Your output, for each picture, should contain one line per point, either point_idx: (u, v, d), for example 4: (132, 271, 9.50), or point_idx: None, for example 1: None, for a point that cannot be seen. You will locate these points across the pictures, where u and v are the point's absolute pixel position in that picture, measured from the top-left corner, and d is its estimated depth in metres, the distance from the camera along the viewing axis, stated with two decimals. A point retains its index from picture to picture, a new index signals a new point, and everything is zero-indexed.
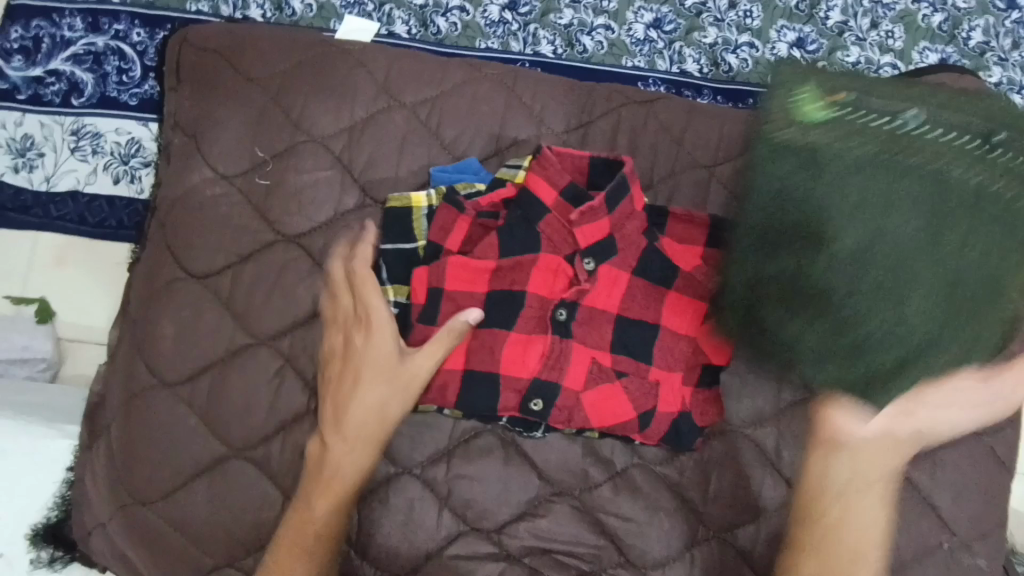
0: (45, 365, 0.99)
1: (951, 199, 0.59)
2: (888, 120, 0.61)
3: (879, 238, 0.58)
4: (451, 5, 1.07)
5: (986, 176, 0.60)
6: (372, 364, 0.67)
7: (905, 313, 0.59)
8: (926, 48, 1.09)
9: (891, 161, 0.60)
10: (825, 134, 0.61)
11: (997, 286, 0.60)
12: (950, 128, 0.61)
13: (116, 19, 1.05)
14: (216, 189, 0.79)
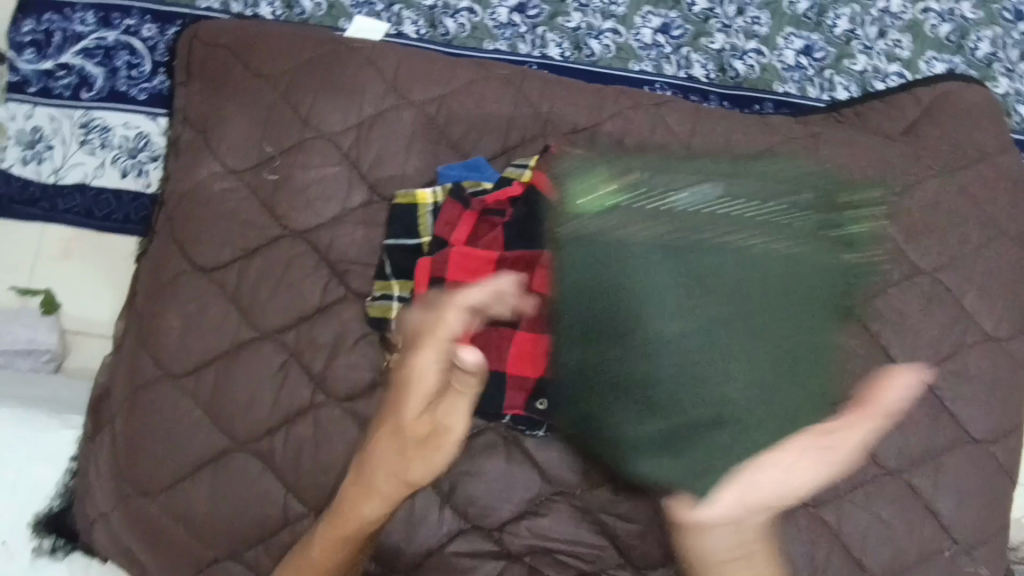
0: (48, 356, 1.00)
1: (773, 279, 0.61)
2: (699, 204, 0.62)
3: (695, 325, 0.59)
4: (460, 6, 1.07)
5: (807, 252, 0.62)
6: (408, 409, 0.60)
7: (732, 394, 0.60)
8: (933, 58, 1.09)
9: (714, 249, 0.60)
10: (648, 224, 0.61)
11: (819, 352, 0.63)
12: (771, 206, 0.63)
13: (127, 14, 1.06)
14: (225, 184, 0.79)
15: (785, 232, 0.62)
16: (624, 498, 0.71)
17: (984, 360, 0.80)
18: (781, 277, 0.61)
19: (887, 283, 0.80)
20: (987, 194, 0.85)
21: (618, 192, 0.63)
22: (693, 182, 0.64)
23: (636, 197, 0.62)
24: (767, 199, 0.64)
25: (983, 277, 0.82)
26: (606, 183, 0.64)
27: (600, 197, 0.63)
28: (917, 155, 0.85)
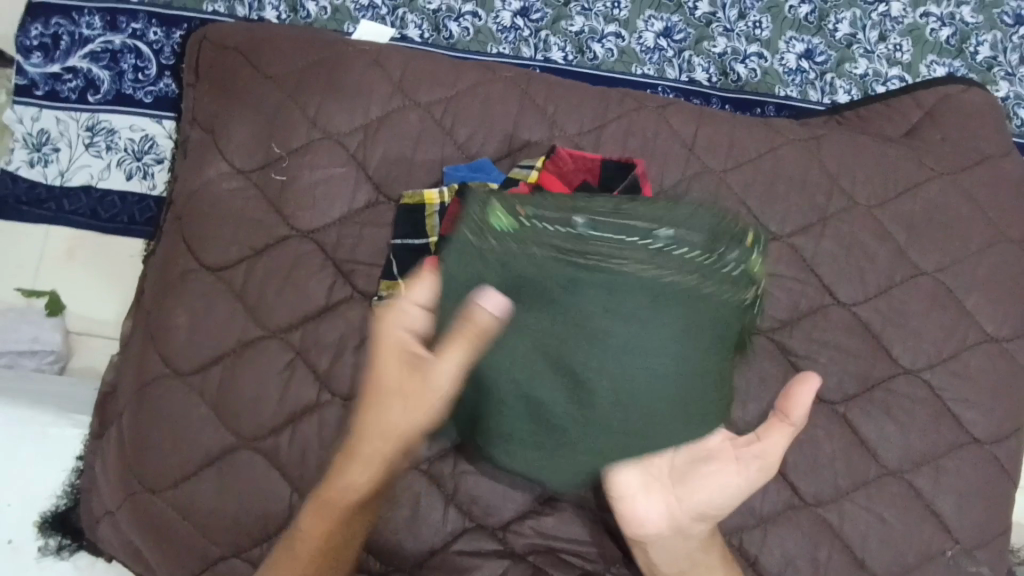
0: (53, 357, 1.01)
1: (667, 309, 0.55)
2: (605, 224, 0.56)
3: (583, 345, 0.55)
4: (464, 10, 1.08)
5: (706, 285, 0.56)
6: (393, 373, 0.61)
7: (620, 416, 0.57)
8: (934, 62, 1.10)
9: (622, 273, 0.54)
10: (543, 243, 0.56)
11: (664, 382, 0.57)
12: (661, 235, 0.56)
13: (134, 18, 1.07)
14: (232, 184, 0.80)
15: (680, 262, 0.56)
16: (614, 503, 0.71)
17: (985, 361, 0.80)
18: (667, 305, 0.55)
19: (889, 284, 0.81)
20: (989, 196, 0.85)
21: (530, 209, 0.58)
22: (612, 206, 0.58)
23: (534, 213, 0.57)
24: (676, 224, 0.57)
25: (984, 278, 0.82)
26: (527, 199, 0.58)
27: (501, 212, 0.58)
28: (919, 157, 0.85)
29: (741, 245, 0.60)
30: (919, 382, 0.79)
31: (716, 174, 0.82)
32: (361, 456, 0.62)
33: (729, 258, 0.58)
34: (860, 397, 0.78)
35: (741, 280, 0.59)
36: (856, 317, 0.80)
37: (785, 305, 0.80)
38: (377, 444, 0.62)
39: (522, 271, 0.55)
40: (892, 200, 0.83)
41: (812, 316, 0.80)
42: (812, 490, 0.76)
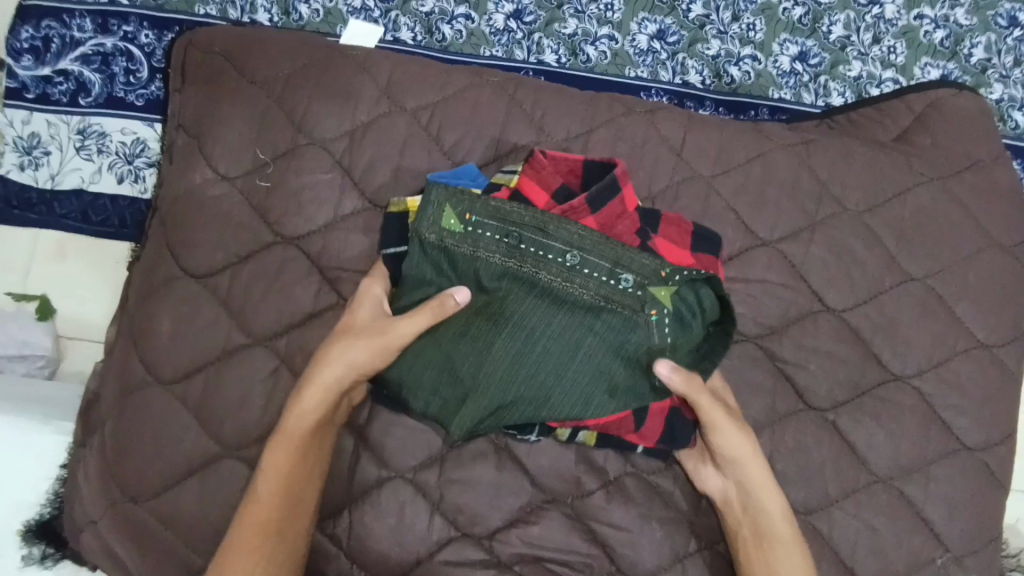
0: (43, 362, 0.99)
1: (573, 314, 0.64)
2: (528, 237, 0.64)
3: (500, 330, 0.64)
4: (456, 13, 1.08)
5: (607, 304, 0.64)
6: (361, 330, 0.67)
7: (531, 391, 0.64)
8: (928, 64, 1.09)
9: (532, 280, 0.64)
10: (471, 247, 0.65)
11: (580, 371, 0.64)
12: (571, 255, 0.64)
13: (125, 21, 1.06)
14: (217, 190, 0.79)
15: (586, 280, 0.64)
16: (604, 507, 0.73)
17: (975, 366, 0.80)
18: (569, 313, 0.64)
19: (878, 290, 0.80)
20: (978, 200, 0.85)
21: (475, 215, 0.65)
22: (539, 222, 0.65)
23: (479, 222, 0.65)
24: (586, 249, 0.64)
25: (974, 283, 0.82)
26: (469, 202, 0.66)
27: (451, 213, 0.66)
28: (909, 162, 0.85)
29: (652, 278, 0.64)
30: (909, 388, 0.78)
31: (705, 179, 0.82)
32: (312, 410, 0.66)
33: (629, 285, 0.64)
34: (849, 404, 0.78)
35: (643, 305, 0.64)
36: (845, 322, 0.79)
37: (775, 310, 0.79)
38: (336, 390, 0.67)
39: (455, 264, 0.66)
40: (882, 205, 0.83)
41: (801, 322, 0.79)
42: (800, 498, 0.75)
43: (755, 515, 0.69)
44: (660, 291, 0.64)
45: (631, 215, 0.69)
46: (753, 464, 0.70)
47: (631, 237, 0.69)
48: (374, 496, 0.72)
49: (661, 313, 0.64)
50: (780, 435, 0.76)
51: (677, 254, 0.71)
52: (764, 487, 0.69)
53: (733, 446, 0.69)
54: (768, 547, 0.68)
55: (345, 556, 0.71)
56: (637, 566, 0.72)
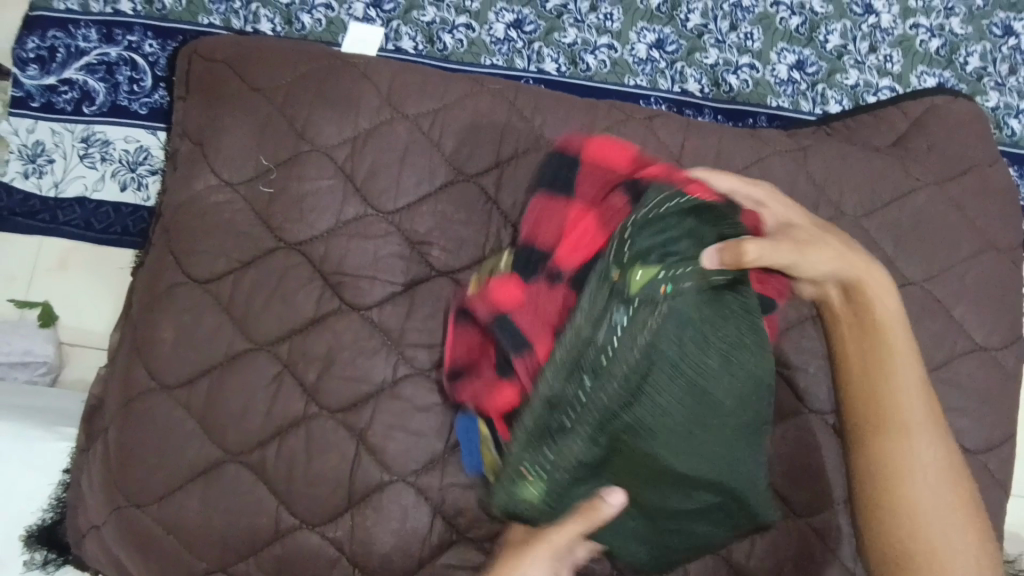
0: (45, 368, 1.00)
1: (653, 379, 0.58)
2: (560, 418, 0.60)
3: (654, 456, 0.60)
4: (457, 22, 1.09)
5: (646, 337, 0.58)
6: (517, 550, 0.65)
7: (715, 453, 0.61)
8: (924, 72, 1.11)
9: (608, 405, 0.59)
10: (552, 466, 0.60)
11: (712, 382, 0.60)
12: (585, 370, 0.58)
13: (129, 31, 1.07)
14: (220, 196, 0.80)
15: (616, 363, 0.58)
16: None
17: (975, 369, 0.80)
18: (650, 374, 0.58)
19: None
20: (975, 204, 0.85)
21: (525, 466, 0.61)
22: (543, 405, 0.60)
23: (531, 466, 0.61)
24: (582, 350, 0.59)
25: (972, 287, 0.82)
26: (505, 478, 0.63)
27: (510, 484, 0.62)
28: (906, 168, 0.86)
29: (615, 293, 0.60)
30: None
31: None
32: None
33: (630, 313, 0.58)
34: None
35: (651, 302, 0.59)
36: None
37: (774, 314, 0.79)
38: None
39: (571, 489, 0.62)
40: (879, 209, 0.83)
41: (801, 325, 0.79)
42: (801, 502, 0.75)
43: (886, 383, 0.62)
44: (638, 283, 0.59)
45: (539, 295, 0.65)
46: (885, 320, 0.63)
47: (563, 298, 0.64)
48: (376, 501, 0.72)
49: (665, 279, 0.59)
50: (779, 439, 0.77)
51: (592, 227, 0.67)
52: (896, 344, 0.62)
53: (820, 264, 0.63)
54: (897, 417, 0.61)
55: (348, 560, 0.72)
56: (638, 568, 0.73)
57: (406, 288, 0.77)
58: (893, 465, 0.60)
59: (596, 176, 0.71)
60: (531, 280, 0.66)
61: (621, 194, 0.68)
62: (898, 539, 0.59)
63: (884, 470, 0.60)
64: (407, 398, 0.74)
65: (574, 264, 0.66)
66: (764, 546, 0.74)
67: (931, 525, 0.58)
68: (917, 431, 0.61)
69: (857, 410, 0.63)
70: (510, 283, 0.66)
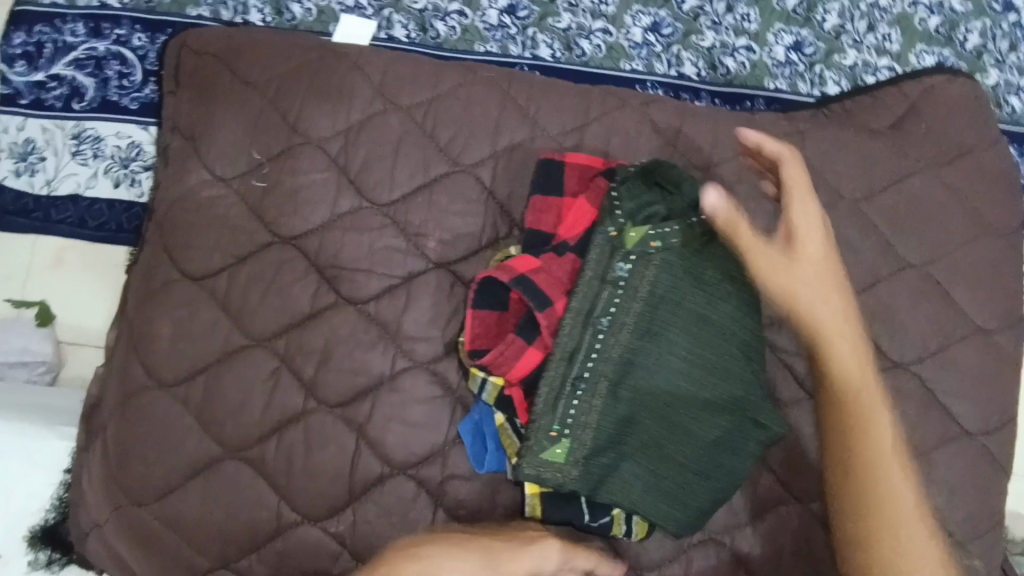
0: (44, 368, 1.00)
1: (653, 321, 0.67)
2: (580, 370, 0.67)
3: (660, 390, 0.67)
4: (450, 9, 1.08)
5: (645, 286, 0.67)
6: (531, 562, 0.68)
7: (718, 386, 0.68)
8: (923, 51, 1.09)
9: (619, 352, 0.67)
10: (576, 414, 0.66)
11: (704, 318, 0.68)
12: (597, 319, 0.67)
13: (117, 24, 1.06)
14: (213, 192, 0.79)
15: (622, 310, 0.67)
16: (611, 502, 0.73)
17: (973, 350, 0.80)
18: (654, 318, 0.67)
19: (875, 278, 0.80)
20: (973, 186, 0.85)
21: (555, 425, 0.66)
22: (563, 357, 0.66)
23: (561, 421, 0.66)
24: (592, 303, 0.67)
25: (971, 268, 0.82)
26: (533, 443, 0.66)
27: (541, 449, 0.66)
28: (904, 149, 0.85)
29: (616, 250, 0.67)
30: (907, 375, 0.79)
31: (703, 171, 0.82)
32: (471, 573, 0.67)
33: (629, 266, 0.67)
34: None
35: (645, 255, 0.67)
36: None
37: None
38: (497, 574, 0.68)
39: (595, 445, 0.67)
40: (878, 192, 0.83)
41: None
42: (803, 487, 0.75)
43: (857, 419, 0.63)
44: (632, 240, 0.67)
45: (551, 264, 0.69)
46: (839, 348, 0.65)
47: (572, 263, 0.69)
48: (377, 494, 0.72)
49: (654, 236, 0.68)
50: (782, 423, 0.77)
51: (589, 205, 0.71)
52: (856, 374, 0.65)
53: (802, 266, 0.66)
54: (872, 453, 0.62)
55: (351, 554, 0.72)
56: (641, 556, 0.74)
57: (403, 281, 0.76)
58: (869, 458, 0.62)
59: (579, 171, 0.74)
60: (542, 253, 0.69)
61: (605, 178, 0.73)
62: (874, 550, 0.60)
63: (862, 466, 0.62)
64: (406, 391, 0.74)
65: (575, 237, 0.70)
66: (765, 531, 0.75)
67: (905, 533, 0.60)
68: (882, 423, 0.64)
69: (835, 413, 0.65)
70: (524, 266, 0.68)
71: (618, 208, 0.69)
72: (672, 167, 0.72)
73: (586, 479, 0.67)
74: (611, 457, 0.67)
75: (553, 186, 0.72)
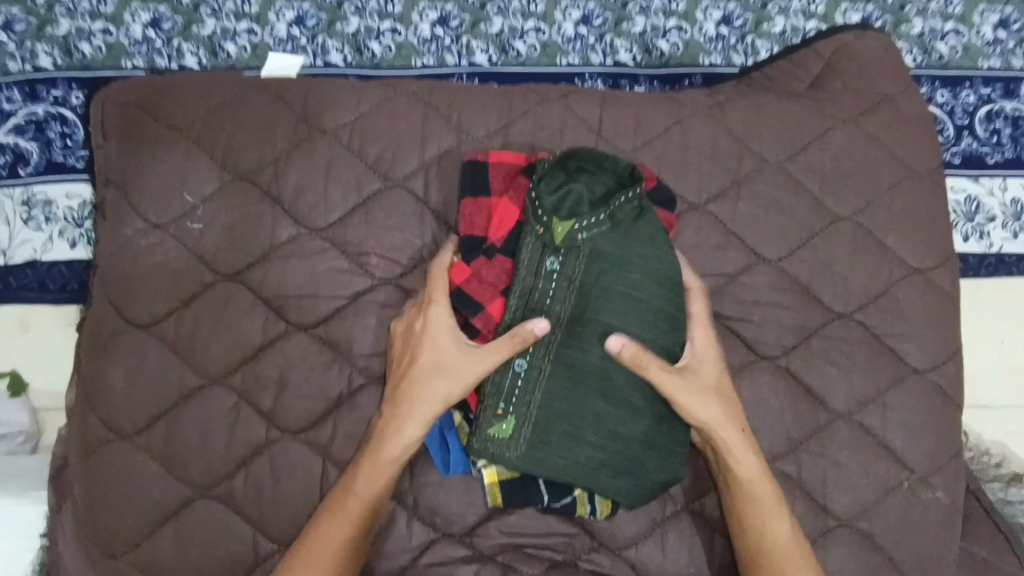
0: (24, 437, 0.99)
1: (589, 307, 0.68)
2: (518, 361, 0.68)
3: (606, 372, 0.67)
4: (382, 28, 1.09)
5: (579, 276, 0.68)
6: (433, 359, 0.69)
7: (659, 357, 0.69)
8: (848, 9, 1.12)
9: (558, 336, 0.67)
10: (518, 394, 0.67)
11: (641, 297, 0.68)
12: (536, 312, 0.68)
13: (53, 85, 1.06)
14: (151, 238, 0.79)
15: (560, 302, 0.68)
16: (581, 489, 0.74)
17: (913, 293, 0.82)
18: (588, 308, 0.68)
19: (810, 234, 0.83)
20: (895, 133, 0.87)
21: (500, 403, 0.67)
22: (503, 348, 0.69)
23: (511, 403, 0.67)
24: (529, 298, 0.69)
25: (901, 214, 0.84)
26: (481, 420, 0.68)
27: (489, 426, 0.67)
28: (825, 107, 0.87)
29: (546, 247, 0.69)
30: (853, 324, 0.81)
31: (630, 155, 0.84)
32: (398, 405, 0.69)
33: (559, 260, 0.68)
34: (798, 347, 0.80)
35: (575, 248, 0.68)
36: (784, 271, 0.82)
37: (712, 269, 0.81)
38: (419, 396, 0.68)
39: (544, 425, 0.66)
40: (801, 151, 0.85)
41: (740, 277, 0.81)
42: (765, 447, 0.78)
43: (745, 500, 0.70)
44: (560, 235, 0.68)
45: (483, 269, 0.71)
46: (735, 452, 0.70)
47: (503, 265, 0.71)
48: None
49: (581, 229, 0.68)
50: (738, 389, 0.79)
51: (513, 204, 0.72)
52: (741, 474, 0.70)
53: (703, 364, 0.70)
54: (758, 545, 0.70)
55: None
56: (617, 537, 0.75)
57: (350, 301, 0.78)
58: (762, 517, 0.70)
59: (504, 169, 0.75)
60: (475, 258, 0.71)
61: (526, 175, 0.74)
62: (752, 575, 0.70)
63: (750, 516, 0.70)
64: (366, 408, 0.75)
65: (503, 238, 0.72)
66: None
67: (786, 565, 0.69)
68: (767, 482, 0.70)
69: (736, 474, 0.70)
70: (459, 273, 0.71)
71: (541, 206, 0.69)
72: (592, 149, 0.72)
73: (534, 459, 0.66)
74: (559, 437, 0.66)
75: (480, 188, 0.74)
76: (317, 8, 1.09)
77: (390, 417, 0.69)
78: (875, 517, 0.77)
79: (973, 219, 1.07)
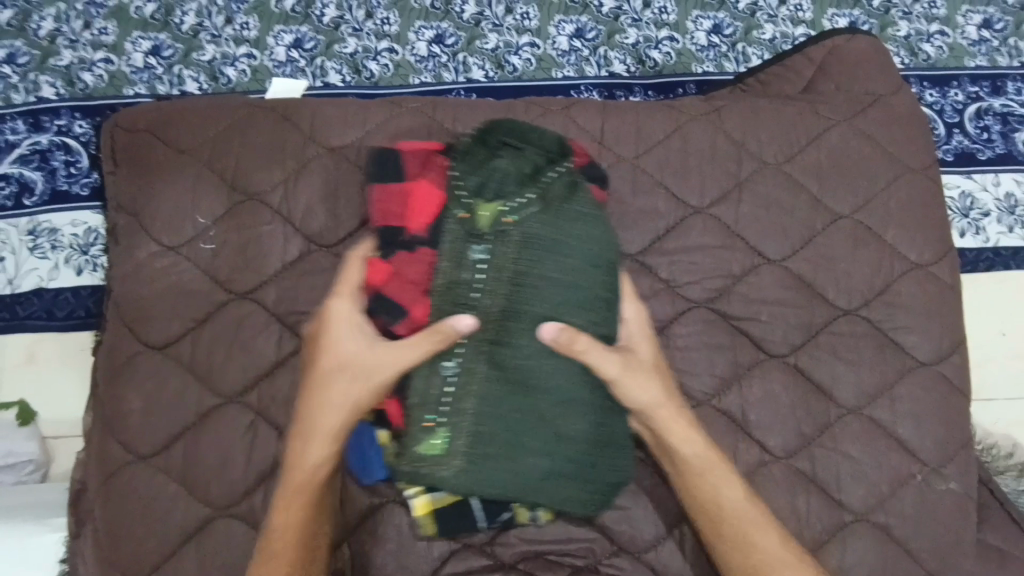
0: (32, 466, 0.98)
1: (522, 298, 0.61)
2: (447, 366, 0.61)
3: (545, 368, 0.61)
4: (380, 48, 1.12)
5: (508, 264, 0.61)
6: (348, 357, 0.64)
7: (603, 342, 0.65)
8: (835, 15, 1.16)
9: (489, 334, 0.61)
10: (448, 403, 0.61)
11: (579, 281, 0.63)
12: (462, 307, 0.62)
13: (57, 115, 1.08)
14: (164, 261, 0.81)
15: (490, 296, 0.61)
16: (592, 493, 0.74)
17: (914, 287, 0.84)
18: (520, 299, 0.61)
19: (812, 233, 0.84)
20: (888, 132, 0.89)
21: (428, 414, 0.61)
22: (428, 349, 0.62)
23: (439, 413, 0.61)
24: (453, 292, 0.62)
25: (899, 210, 0.86)
26: (408, 438, 0.61)
27: (416, 442, 0.61)
28: (819, 109, 0.89)
29: (471, 234, 0.62)
30: (858, 319, 0.82)
31: (630, 161, 0.85)
32: (317, 407, 0.66)
33: (485, 247, 0.62)
34: (805, 345, 0.81)
35: (503, 233, 0.62)
36: (787, 270, 0.83)
37: (717, 271, 0.82)
38: (338, 396, 0.65)
39: (479, 435, 0.60)
40: (798, 152, 0.87)
41: (745, 278, 0.82)
42: (779, 443, 0.78)
43: (702, 488, 0.69)
44: (483, 220, 0.62)
45: (402, 266, 0.64)
46: (681, 442, 0.69)
47: (424, 259, 0.64)
48: (370, 524, 0.74)
49: (508, 211, 0.62)
50: (749, 388, 0.80)
51: (432, 187, 0.65)
52: (693, 462, 0.69)
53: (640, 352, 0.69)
54: (727, 534, 0.69)
55: None
56: (637, 539, 0.76)
57: None
58: (723, 504, 0.69)
59: (420, 155, 0.70)
60: (394, 255, 0.65)
61: (443, 157, 0.68)
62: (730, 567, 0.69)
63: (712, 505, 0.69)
64: None
65: (424, 226, 0.65)
66: None
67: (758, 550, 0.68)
68: (721, 466, 0.70)
69: (693, 463, 0.69)
70: (377, 273, 0.66)
71: (463, 189, 0.64)
72: (516, 127, 0.67)
73: (473, 473, 0.60)
74: (498, 445, 0.61)
75: (400, 177, 0.68)
76: (315, 31, 1.11)
77: (308, 420, 0.66)
78: (891, 509, 0.78)
79: (968, 214, 1.09)
